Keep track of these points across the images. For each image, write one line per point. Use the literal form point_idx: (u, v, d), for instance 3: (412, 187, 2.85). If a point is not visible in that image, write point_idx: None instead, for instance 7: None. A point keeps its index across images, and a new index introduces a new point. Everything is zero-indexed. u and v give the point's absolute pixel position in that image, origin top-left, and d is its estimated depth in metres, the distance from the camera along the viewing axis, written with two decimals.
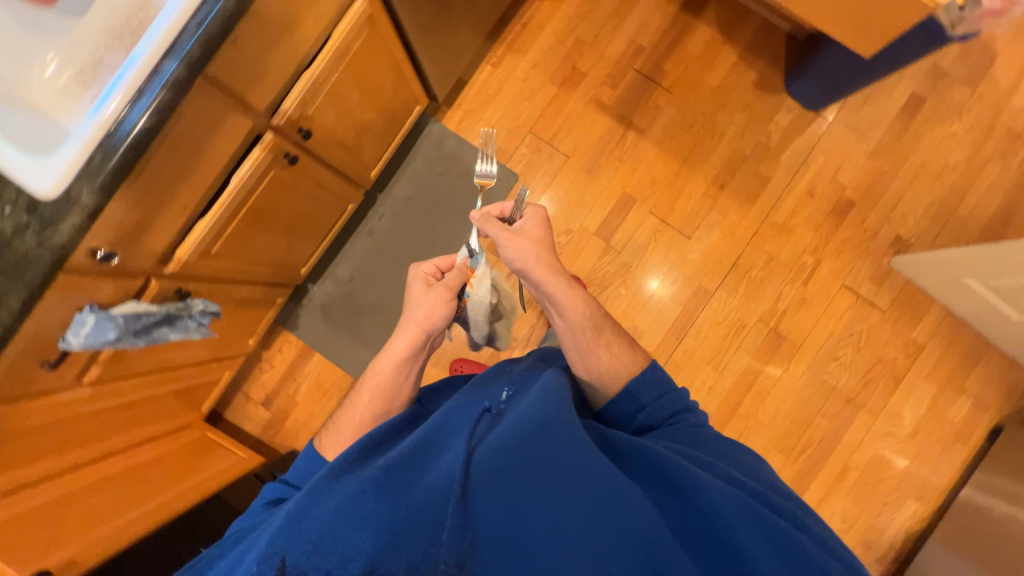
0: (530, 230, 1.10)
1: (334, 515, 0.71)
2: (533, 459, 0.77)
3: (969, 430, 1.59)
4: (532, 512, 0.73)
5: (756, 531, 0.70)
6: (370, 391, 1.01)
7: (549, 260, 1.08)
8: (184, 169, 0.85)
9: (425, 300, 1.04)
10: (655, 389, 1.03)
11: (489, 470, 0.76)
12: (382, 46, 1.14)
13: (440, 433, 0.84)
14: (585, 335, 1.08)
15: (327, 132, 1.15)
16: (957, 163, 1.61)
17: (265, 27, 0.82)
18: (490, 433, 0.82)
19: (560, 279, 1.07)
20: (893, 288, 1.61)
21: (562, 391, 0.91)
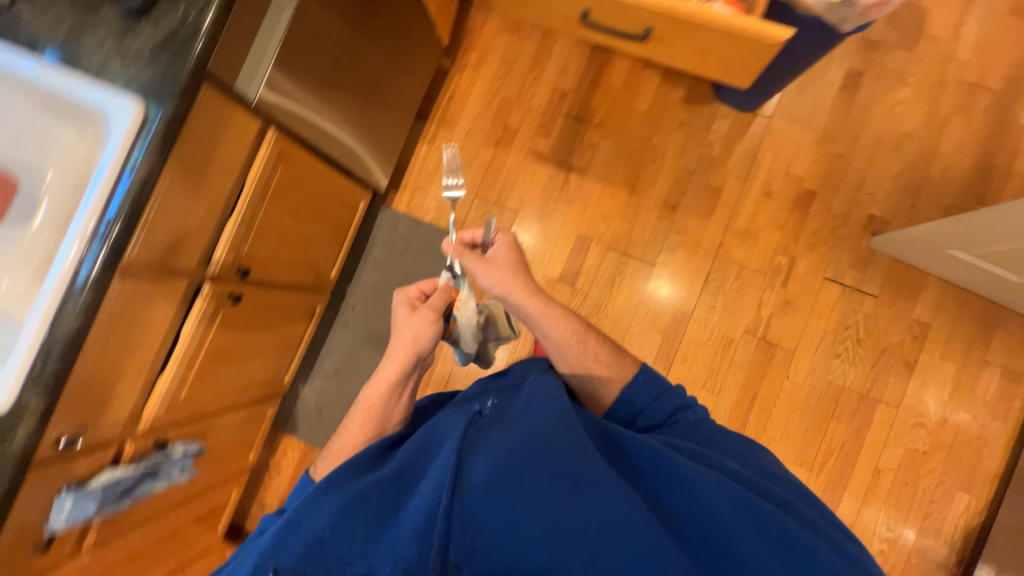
0: (504, 254, 1.06)
1: (332, 523, 0.70)
2: (529, 458, 0.75)
3: (1006, 403, 1.45)
4: (529, 512, 0.71)
5: (746, 520, 0.72)
6: (362, 418, 0.93)
7: (525, 281, 1.04)
8: (128, 342, 0.92)
9: (411, 323, 0.98)
10: (650, 391, 1.00)
11: (485, 473, 0.73)
12: (305, 170, 1.21)
13: (433, 440, 0.81)
14: (570, 351, 1.03)
15: (269, 260, 1.21)
16: (914, 129, 1.54)
17: (173, 203, 0.89)
18: (485, 436, 0.78)
19: (538, 299, 1.04)
20: (880, 270, 1.53)
21: (556, 390, 0.88)
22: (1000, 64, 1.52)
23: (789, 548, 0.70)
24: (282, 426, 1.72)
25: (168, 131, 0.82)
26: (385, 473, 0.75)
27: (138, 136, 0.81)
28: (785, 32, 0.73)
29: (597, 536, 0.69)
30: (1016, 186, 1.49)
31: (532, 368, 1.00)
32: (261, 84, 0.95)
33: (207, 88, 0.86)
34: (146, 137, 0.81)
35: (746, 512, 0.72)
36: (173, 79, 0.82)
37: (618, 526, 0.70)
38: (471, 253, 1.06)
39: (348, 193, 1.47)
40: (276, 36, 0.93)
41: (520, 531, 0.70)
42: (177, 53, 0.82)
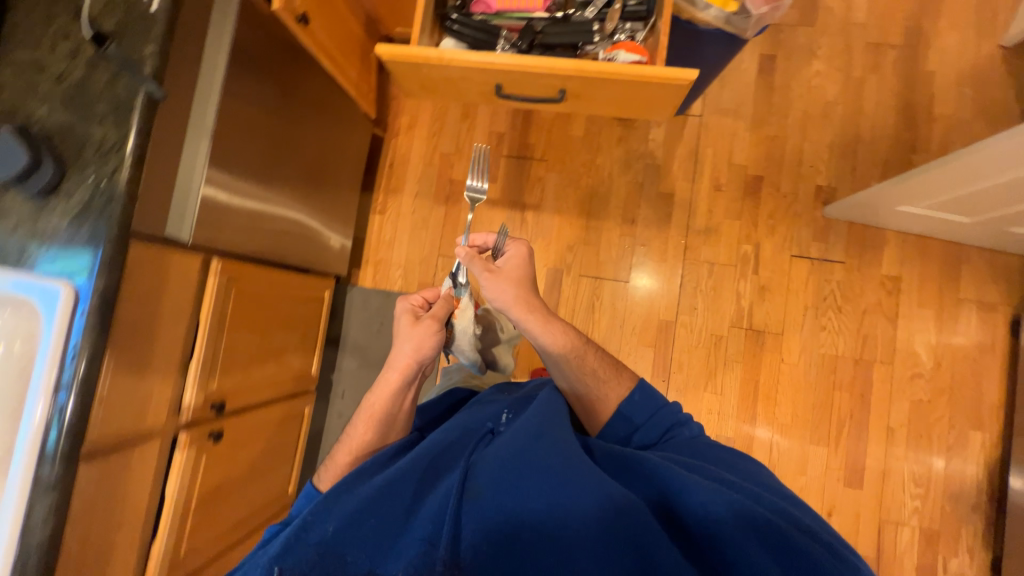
0: (514, 267, 0.97)
1: (344, 522, 0.67)
2: (538, 459, 0.73)
3: (989, 334, 1.49)
4: (531, 516, 0.67)
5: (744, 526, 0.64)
6: (365, 423, 0.92)
7: (530, 300, 0.96)
8: (109, 524, 0.87)
9: (413, 333, 0.95)
10: (647, 407, 0.96)
11: (495, 478, 0.71)
12: (259, 285, 1.18)
13: (447, 449, 0.78)
14: (569, 367, 0.96)
15: (244, 384, 1.17)
16: (835, 97, 1.60)
17: (126, 370, 0.85)
18: (495, 446, 0.77)
19: (541, 317, 0.96)
20: (841, 236, 1.56)
21: (556, 404, 0.87)
22: (896, 20, 1.60)
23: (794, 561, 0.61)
24: None
25: (104, 305, 0.78)
26: (398, 475, 0.73)
27: (73, 318, 0.76)
28: (688, 73, 0.76)
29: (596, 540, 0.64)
30: (941, 129, 1.56)
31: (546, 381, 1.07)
32: (192, 224, 0.92)
33: (134, 246, 0.82)
34: (82, 318, 0.76)
35: (743, 522, 0.64)
36: (95, 250, 0.77)
37: (619, 529, 0.64)
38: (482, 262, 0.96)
39: (311, 289, 1.43)
40: (197, 171, 0.90)
41: (522, 533, 0.66)
42: (96, 223, 0.77)
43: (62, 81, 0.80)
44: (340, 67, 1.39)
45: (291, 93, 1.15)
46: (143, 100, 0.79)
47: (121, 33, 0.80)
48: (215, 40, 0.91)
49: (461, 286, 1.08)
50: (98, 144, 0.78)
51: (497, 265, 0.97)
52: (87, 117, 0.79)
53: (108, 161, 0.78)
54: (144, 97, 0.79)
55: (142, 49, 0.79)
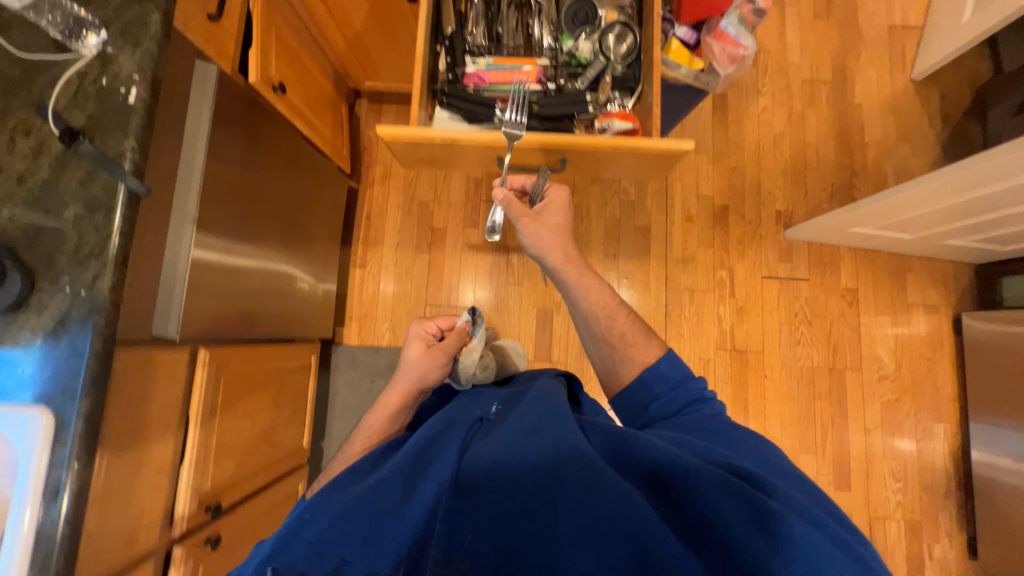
0: (553, 214, 0.99)
1: (334, 521, 0.61)
2: (539, 444, 0.67)
3: (937, 333, 1.66)
4: (528, 504, 0.62)
5: (749, 521, 0.56)
6: (364, 437, 0.86)
7: (568, 248, 0.97)
8: None
9: (423, 361, 0.93)
10: (671, 377, 0.87)
11: (492, 467, 0.65)
12: (248, 367, 1.10)
13: (443, 439, 0.71)
14: (598, 323, 0.94)
15: (238, 476, 1.08)
16: (782, 129, 1.75)
17: (114, 493, 0.76)
18: (492, 436, 0.70)
19: (578, 268, 0.96)
20: (803, 255, 1.69)
21: (552, 395, 0.81)
22: (823, 60, 1.79)
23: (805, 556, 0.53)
24: None
25: (91, 429, 0.69)
26: (394, 472, 0.66)
27: (56, 447, 0.67)
28: (685, 145, 0.84)
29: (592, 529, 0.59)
30: (873, 153, 1.74)
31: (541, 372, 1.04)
32: (178, 320, 0.86)
33: (120, 355, 0.75)
34: (64, 447, 0.67)
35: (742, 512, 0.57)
36: (77, 369, 0.69)
37: (617, 521, 0.58)
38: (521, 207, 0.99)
39: (298, 358, 1.35)
40: (182, 262, 0.85)
41: (517, 522, 0.61)
42: (75, 338, 0.69)
43: (25, 182, 0.73)
44: (313, 128, 1.35)
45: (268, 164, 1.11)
46: (125, 197, 0.73)
47: (96, 128, 0.74)
48: (194, 129, 0.88)
49: (479, 328, 1.06)
50: (74, 249, 0.71)
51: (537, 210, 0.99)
52: (59, 219, 0.72)
53: (88, 268, 0.71)
54: (125, 193, 0.73)
55: (121, 143, 0.74)
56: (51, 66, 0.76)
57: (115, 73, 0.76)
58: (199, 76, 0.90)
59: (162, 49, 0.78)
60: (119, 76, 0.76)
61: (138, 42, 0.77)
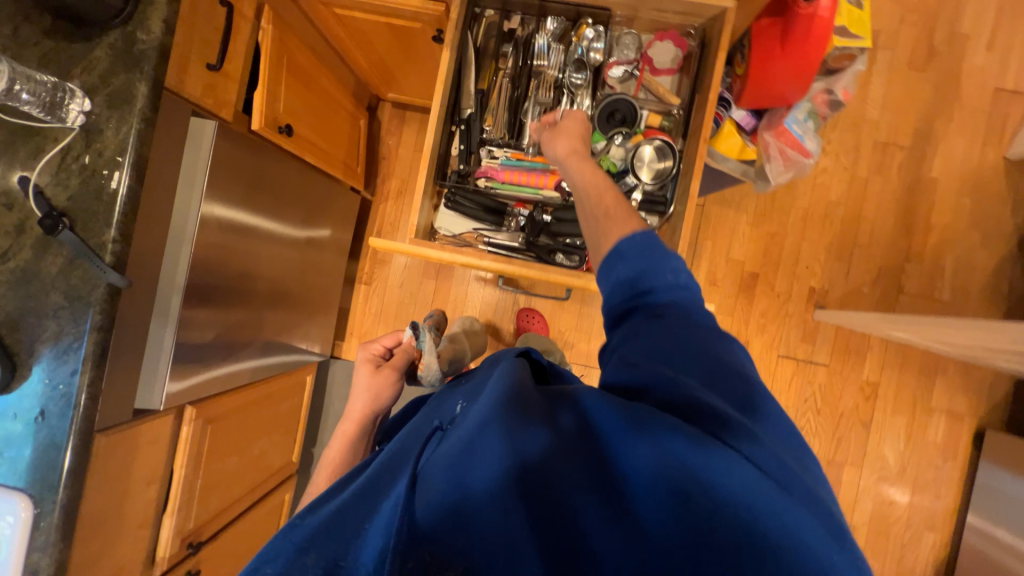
0: (570, 121, 0.76)
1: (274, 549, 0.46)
2: (488, 430, 0.46)
3: (953, 443, 1.56)
4: (474, 508, 0.43)
5: (726, 485, 0.41)
6: (328, 474, 0.77)
7: (578, 146, 0.73)
8: None
9: (371, 383, 0.86)
10: (645, 252, 0.60)
11: (445, 451, 0.47)
12: (236, 409, 1.12)
13: (385, 464, 0.54)
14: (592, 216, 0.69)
15: (221, 507, 1.13)
16: (839, 197, 1.57)
17: (94, 557, 0.81)
18: (447, 438, 0.52)
19: (578, 159, 0.72)
20: (828, 338, 1.58)
21: (520, 365, 0.61)
22: (906, 120, 1.56)
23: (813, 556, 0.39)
24: None
25: (69, 516, 0.72)
26: (323, 521, 0.46)
27: (35, 534, 0.70)
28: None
29: (559, 534, 0.43)
30: (935, 237, 1.56)
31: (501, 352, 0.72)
32: (162, 393, 0.86)
33: (99, 440, 0.76)
34: (43, 533, 0.70)
35: (732, 491, 0.41)
36: (57, 460, 0.71)
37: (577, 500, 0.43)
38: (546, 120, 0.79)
39: (291, 385, 1.37)
40: (168, 337, 0.85)
41: (468, 533, 0.42)
42: (56, 430, 0.71)
43: (6, 260, 0.70)
44: (325, 154, 1.28)
45: (271, 208, 1.05)
46: (105, 291, 0.71)
47: (77, 211, 0.70)
48: (185, 195, 0.83)
49: (423, 335, 0.95)
50: (53, 339, 0.71)
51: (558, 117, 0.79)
52: (39, 309, 0.71)
53: (68, 361, 0.71)
54: (105, 287, 0.71)
55: (102, 232, 0.70)
56: (28, 132, 0.70)
57: (99, 150, 0.71)
58: (195, 132, 0.83)
59: (149, 127, 0.72)
60: (103, 156, 0.71)
61: (124, 118, 0.71)
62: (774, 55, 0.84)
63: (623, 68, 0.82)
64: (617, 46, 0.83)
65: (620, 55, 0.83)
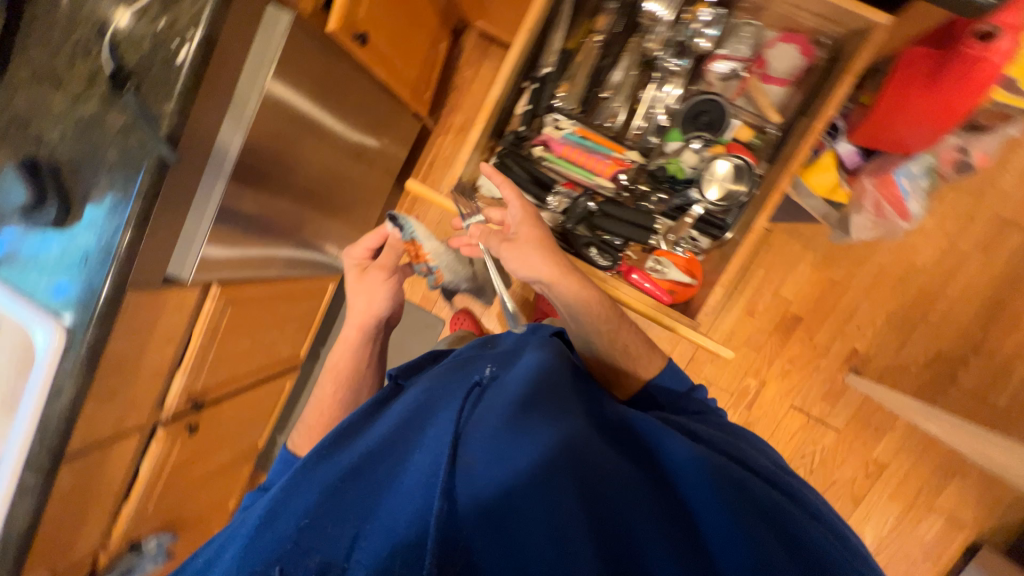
0: (529, 232, 0.73)
1: (330, 497, 0.58)
2: (529, 424, 0.59)
3: (941, 547, 1.48)
4: (511, 491, 0.54)
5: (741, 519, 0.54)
6: (335, 383, 0.92)
7: (557, 259, 0.72)
8: (87, 497, 1.00)
9: (363, 288, 0.94)
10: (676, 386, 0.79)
11: (488, 434, 0.58)
12: (256, 299, 1.18)
13: (415, 415, 0.64)
14: (598, 342, 0.78)
15: (226, 379, 1.24)
16: (925, 264, 1.40)
17: (110, 393, 0.91)
18: (486, 407, 0.62)
19: (566, 277, 0.72)
20: (850, 405, 1.48)
21: (548, 357, 0.72)
22: None
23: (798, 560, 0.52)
24: (263, 468, 1.87)
25: (93, 354, 0.80)
26: (370, 462, 0.60)
27: (62, 360, 0.79)
28: (727, 353, 0.92)
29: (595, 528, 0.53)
30: (1018, 340, 1.38)
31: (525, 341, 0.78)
32: (193, 265, 0.93)
33: (130, 296, 0.82)
34: (69, 362, 0.79)
35: (746, 519, 0.54)
36: (90, 304, 0.77)
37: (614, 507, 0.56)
38: (499, 234, 0.75)
39: (312, 288, 1.43)
40: (207, 214, 0.89)
41: (512, 519, 0.53)
42: (94, 275, 0.77)
43: (76, 108, 0.74)
44: (398, 74, 1.24)
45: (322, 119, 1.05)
46: (155, 163, 0.73)
47: (143, 76, 0.72)
48: (246, 85, 0.83)
49: (408, 224, 0.93)
50: (104, 193, 0.75)
51: (512, 231, 0.74)
52: (95, 161, 0.74)
53: (113, 217, 0.75)
54: (156, 158, 0.73)
55: (162, 104, 0.72)
56: None
57: (172, 19, 0.70)
58: (268, 21, 0.81)
59: (223, 6, 0.70)
60: (174, 26, 0.70)
61: None
62: (911, 94, 0.73)
63: (730, 65, 0.73)
64: (732, 36, 0.73)
65: (733, 48, 0.73)
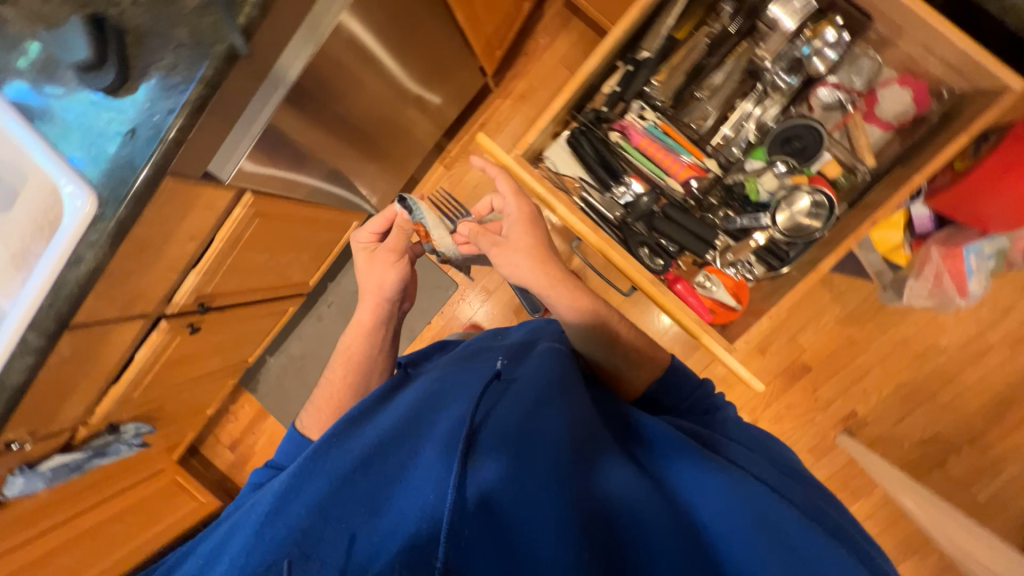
0: (521, 235, 0.78)
1: (337, 485, 0.62)
2: (536, 421, 0.66)
3: None
4: (516, 480, 0.59)
5: (754, 504, 0.57)
6: (344, 368, 0.93)
7: (550, 267, 0.78)
8: (81, 369, 1.00)
9: (369, 270, 0.92)
10: (682, 389, 0.85)
11: (495, 433, 0.65)
12: (283, 218, 1.16)
13: (423, 412, 0.72)
14: (598, 348, 0.84)
15: (235, 289, 1.23)
16: (948, 345, 1.39)
17: (126, 274, 0.89)
18: (491, 407, 0.69)
19: (566, 288, 0.79)
20: (834, 463, 1.48)
21: (557, 360, 0.80)
22: None
23: (802, 545, 0.54)
24: (247, 384, 1.88)
25: (120, 231, 0.78)
26: (378, 452, 0.65)
27: (87, 230, 0.77)
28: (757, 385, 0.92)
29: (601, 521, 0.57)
30: (1018, 439, 1.38)
31: (535, 343, 0.88)
32: (234, 168, 0.90)
33: (167, 183, 0.80)
34: (95, 233, 0.77)
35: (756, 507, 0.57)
36: (127, 181, 0.75)
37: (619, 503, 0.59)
38: (491, 235, 0.80)
39: (337, 221, 1.40)
40: (259, 120, 0.86)
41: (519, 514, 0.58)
42: (138, 151, 0.74)
43: None
44: (477, 23, 1.19)
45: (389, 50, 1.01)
46: (225, 52, 0.70)
47: None
48: None
49: (418, 206, 0.89)
50: (165, 71, 0.72)
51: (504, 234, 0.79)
52: (163, 35, 0.71)
53: (169, 98, 0.72)
54: (225, 48, 0.70)
55: None
56: None
57: None
58: None
59: None
60: None
61: None
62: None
63: (836, 95, 0.75)
64: (847, 65, 0.74)
65: (844, 77, 0.75)
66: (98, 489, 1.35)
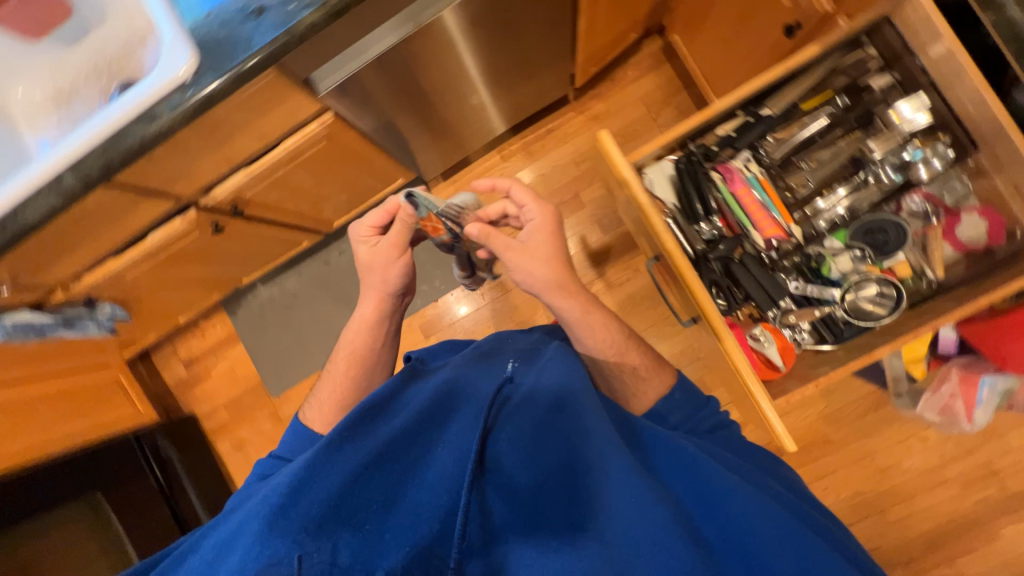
0: (540, 244, 0.79)
1: (349, 478, 0.56)
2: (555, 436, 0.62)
3: None
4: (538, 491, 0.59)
5: (776, 527, 0.59)
6: (348, 362, 0.87)
7: (567, 278, 0.80)
8: (92, 229, 0.93)
9: (373, 263, 0.83)
10: (691, 406, 0.85)
11: (514, 445, 0.61)
12: (345, 150, 1.13)
13: (435, 403, 0.65)
14: (605, 366, 0.85)
15: (269, 203, 1.18)
16: (909, 468, 1.47)
17: (185, 148, 0.85)
18: (509, 411, 0.65)
19: (581, 301, 0.81)
20: None
21: (573, 364, 0.77)
22: None
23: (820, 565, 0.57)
24: (226, 305, 1.78)
25: (206, 103, 0.75)
26: (390, 447, 0.59)
27: (175, 92, 0.75)
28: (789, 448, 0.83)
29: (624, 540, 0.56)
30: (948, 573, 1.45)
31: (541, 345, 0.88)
32: (334, 83, 0.87)
33: (270, 73, 0.77)
34: (181, 96, 0.74)
35: (777, 527, 0.60)
36: (235, 56, 0.74)
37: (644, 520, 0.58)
38: (503, 237, 0.79)
39: (387, 172, 1.38)
40: (380, 44, 0.85)
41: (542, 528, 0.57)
42: (256, 30, 0.74)
43: None
44: (589, 34, 1.23)
45: (511, 26, 1.02)
46: None
47: None
48: None
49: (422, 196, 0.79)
50: None
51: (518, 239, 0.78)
52: None
53: None
54: None
55: None
56: None
57: None
58: None
59: None
60: None
61: None
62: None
63: (924, 204, 0.93)
64: (943, 183, 0.91)
65: (936, 191, 0.92)
66: (36, 362, 1.24)
